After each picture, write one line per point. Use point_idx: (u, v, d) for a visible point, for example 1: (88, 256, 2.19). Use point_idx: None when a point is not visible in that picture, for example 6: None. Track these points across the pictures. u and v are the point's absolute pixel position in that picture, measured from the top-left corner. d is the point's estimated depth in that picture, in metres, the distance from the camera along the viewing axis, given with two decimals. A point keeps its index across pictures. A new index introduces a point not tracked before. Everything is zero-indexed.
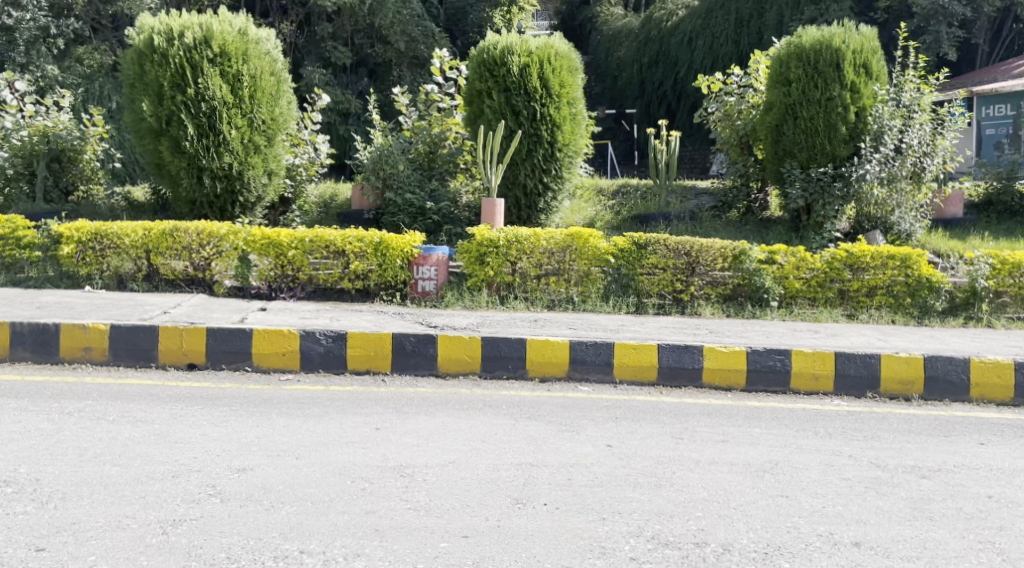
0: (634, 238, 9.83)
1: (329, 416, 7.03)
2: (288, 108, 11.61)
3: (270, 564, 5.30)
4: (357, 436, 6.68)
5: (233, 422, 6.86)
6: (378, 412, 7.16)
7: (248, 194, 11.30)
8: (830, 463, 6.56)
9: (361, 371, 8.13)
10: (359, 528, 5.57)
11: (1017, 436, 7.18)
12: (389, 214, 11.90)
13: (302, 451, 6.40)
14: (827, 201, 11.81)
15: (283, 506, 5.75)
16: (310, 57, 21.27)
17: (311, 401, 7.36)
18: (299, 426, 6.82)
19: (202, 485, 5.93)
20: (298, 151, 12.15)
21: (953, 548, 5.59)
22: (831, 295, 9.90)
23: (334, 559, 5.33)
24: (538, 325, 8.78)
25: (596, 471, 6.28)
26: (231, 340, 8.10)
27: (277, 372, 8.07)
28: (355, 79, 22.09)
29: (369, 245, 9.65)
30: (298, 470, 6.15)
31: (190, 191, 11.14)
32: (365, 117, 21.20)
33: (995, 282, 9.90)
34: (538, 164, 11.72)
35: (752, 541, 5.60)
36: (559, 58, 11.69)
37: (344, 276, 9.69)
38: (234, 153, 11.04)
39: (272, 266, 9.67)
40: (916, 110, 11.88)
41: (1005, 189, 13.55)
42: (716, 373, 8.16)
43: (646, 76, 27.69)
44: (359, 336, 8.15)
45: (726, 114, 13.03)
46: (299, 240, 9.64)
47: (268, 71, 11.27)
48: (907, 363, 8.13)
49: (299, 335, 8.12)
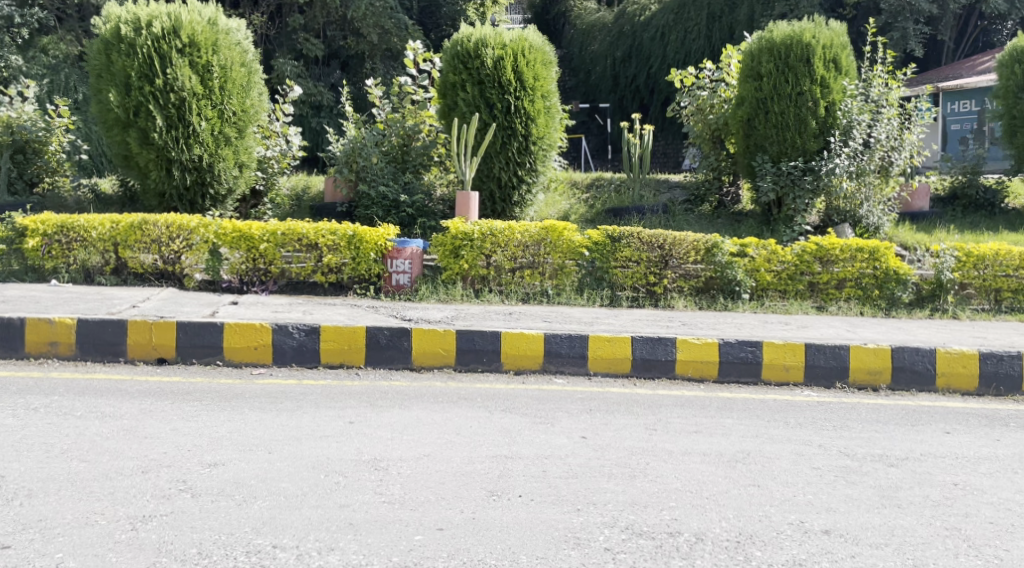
0: (608, 232, 9.94)
1: (302, 410, 7.09)
2: (259, 99, 11.64)
3: (242, 559, 5.35)
4: (331, 430, 6.73)
5: (204, 416, 6.90)
6: (352, 406, 7.22)
7: (218, 186, 11.27)
8: (800, 452, 6.68)
9: (335, 365, 8.18)
10: (333, 522, 5.63)
11: (982, 425, 7.32)
12: (362, 207, 11.94)
13: (274, 445, 6.46)
14: (798, 194, 11.94)
15: (257, 501, 5.80)
16: (281, 48, 21.28)
17: (283, 395, 7.42)
18: (271, 420, 6.88)
19: (172, 481, 5.98)
20: (270, 143, 12.17)
21: (920, 535, 5.71)
22: (801, 287, 10.04)
23: (308, 554, 5.39)
24: (513, 318, 8.87)
25: (570, 463, 6.37)
26: (202, 334, 8.13)
27: (248, 366, 8.12)
28: (328, 72, 22.07)
29: (343, 238, 9.69)
30: (272, 464, 6.21)
31: (159, 182, 11.13)
32: (336, 109, 21.22)
33: (959, 274, 10.10)
34: (513, 156, 11.79)
35: (724, 530, 5.70)
36: (534, 51, 11.76)
37: (317, 270, 9.73)
38: (204, 145, 11.03)
39: (243, 260, 9.69)
40: (885, 105, 12.02)
41: (970, 182, 13.72)
42: (689, 364, 8.26)
43: (619, 71, 27.91)
44: (333, 329, 8.20)
45: (698, 108, 13.06)
46: (271, 233, 9.66)
47: (239, 61, 11.29)
48: (876, 354, 8.27)
49: (272, 329, 8.17)
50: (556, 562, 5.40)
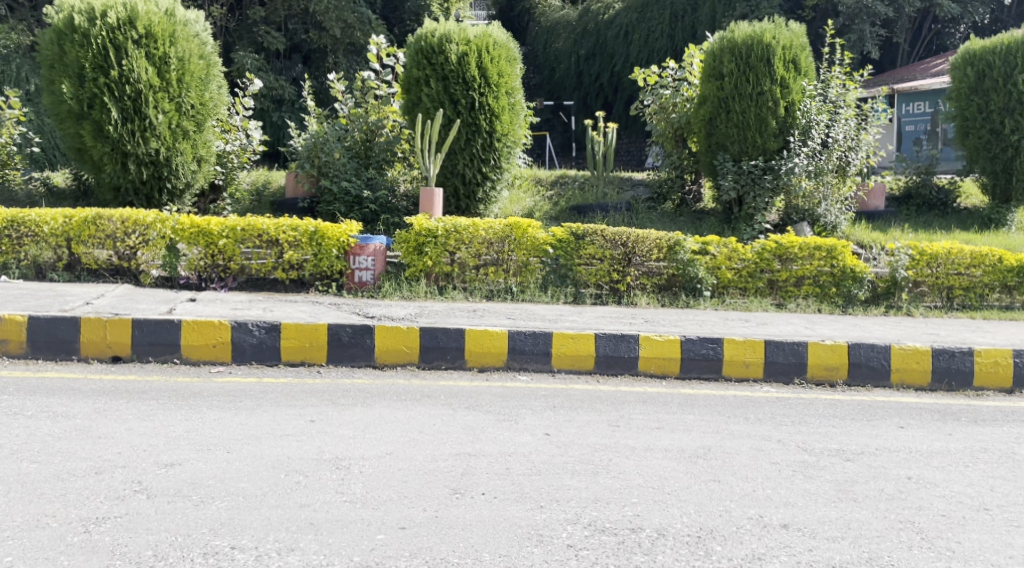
0: (572, 229, 10.03)
1: (262, 409, 7.13)
2: (219, 92, 11.64)
3: (200, 560, 5.39)
4: (291, 429, 6.78)
5: (161, 416, 6.93)
6: (313, 405, 7.26)
7: (176, 180, 11.27)
8: (760, 447, 6.80)
9: (295, 362, 8.21)
10: (294, 522, 5.69)
11: (936, 420, 7.48)
12: (325, 202, 11.99)
13: (232, 445, 6.49)
14: (758, 193, 12.12)
15: (214, 501, 5.84)
16: (242, 40, 21.24)
17: (243, 393, 7.45)
18: (230, 419, 6.91)
19: (127, 481, 6.00)
20: (229, 137, 12.17)
21: (875, 528, 5.84)
22: (761, 285, 10.19)
23: (267, 554, 5.44)
24: (476, 315, 8.94)
25: (533, 460, 6.45)
26: (158, 332, 8.14)
27: (206, 364, 8.14)
28: (290, 65, 22.03)
29: (304, 234, 9.73)
30: (230, 464, 6.24)
31: (114, 177, 11.11)
32: (297, 103, 21.20)
33: (913, 272, 10.31)
34: (477, 153, 11.85)
35: (685, 525, 5.80)
36: (498, 47, 11.83)
37: (277, 266, 9.74)
38: (161, 139, 11.01)
39: (201, 256, 9.71)
40: (842, 105, 12.18)
41: (924, 182, 14.03)
42: (651, 361, 8.38)
43: (582, 69, 28.09)
44: (294, 327, 8.23)
45: (661, 107, 13.18)
46: (230, 228, 9.68)
47: (197, 54, 11.27)
48: (832, 350, 8.42)
49: (230, 327, 8.19)
50: (518, 560, 5.47)
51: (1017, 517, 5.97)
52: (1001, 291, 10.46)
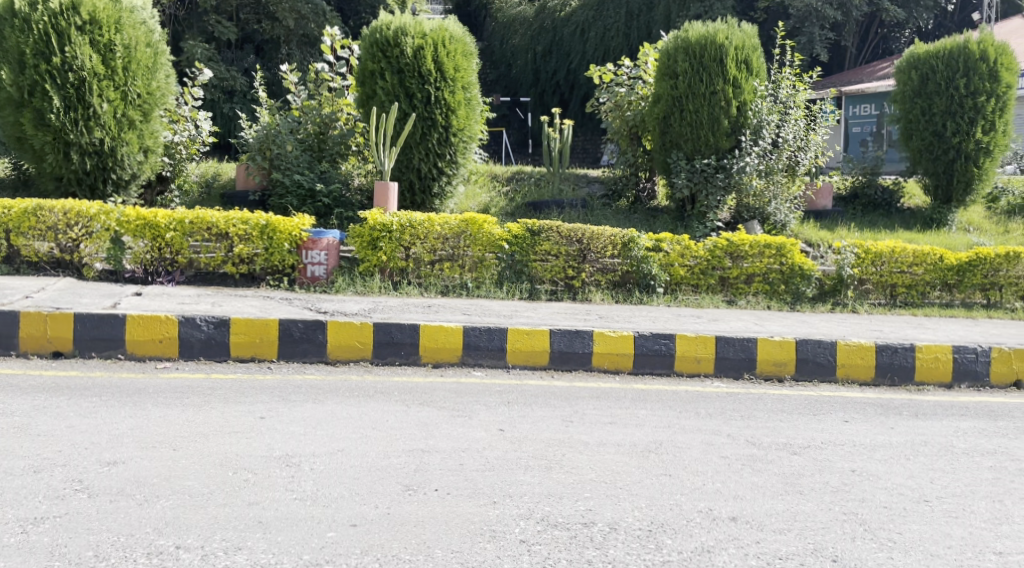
0: (528, 225, 10.13)
1: (210, 405, 7.17)
2: (166, 82, 11.58)
3: (144, 560, 5.41)
4: (240, 426, 6.83)
5: (103, 413, 6.94)
6: (263, 401, 7.31)
7: (121, 171, 11.22)
8: (710, 442, 6.94)
9: (245, 358, 8.25)
10: (242, 521, 5.72)
11: (880, 414, 7.66)
12: (277, 196, 11.99)
13: (179, 442, 6.53)
14: (710, 192, 12.28)
15: (159, 500, 5.87)
16: (191, 29, 21.14)
17: (190, 390, 7.48)
18: (176, 416, 6.94)
19: (67, 480, 6.02)
20: (178, 128, 12.15)
21: (820, 519, 5.98)
22: (713, 282, 10.37)
23: (213, 554, 5.46)
24: (431, 311, 9.02)
25: (485, 456, 6.55)
26: (101, 327, 8.13)
27: (152, 360, 8.15)
28: (241, 56, 22.00)
29: (255, 228, 9.75)
30: (176, 462, 6.28)
31: (56, 165, 11.03)
32: (249, 94, 21.15)
33: (858, 270, 10.56)
34: (432, 148, 11.93)
35: (636, 519, 5.91)
36: (454, 41, 11.93)
37: (226, 260, 9.78)
38: (105, 129, 10.96)
39: (147, 249, 9.71)
40: (792, 106, 12.50)
41: (870, 183, 14.29)
42: (604, 357, 8.52)
43: (539, 66, 28.21)
44: (244, 323, 8.27)
45: (617, 105, 13.31)
46: (177, 222, 9.67)
47: (144, 42, 11.22)
48: (781, 346, 8.59)
49: (177, 322, 8.20)
50: (469, 555, 5.55)
51: (956, 507, 6.14)
52: (941, 289, 10.78)
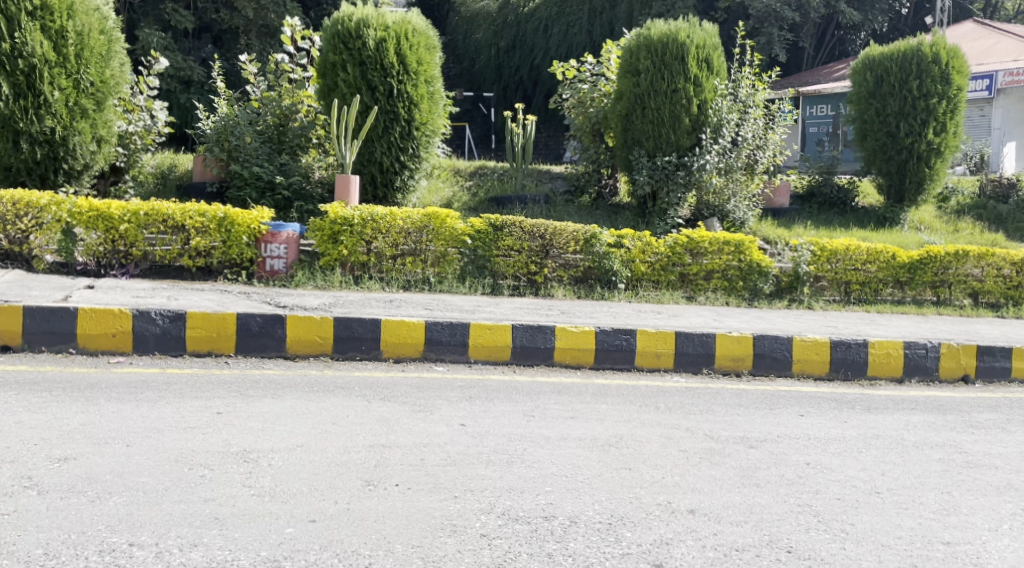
0: (490, 220, 10.21)
1: (164, 401, 7.19)
2: (121, 69, 11.43)
3: (96, 558, 5.44)
4: (197, 421, 6.87)
5: (54, 408, 6.96)
6: (220, 396, 7.35)
7: (73, 160, 11.07)
8: (669, 436, 7.06)
9: (201, 353, 8.26)
10: (197, 518, 5.76)
11: (834, 408, 7.82)
12: (235, 188, 12.00)
13: (132, 438, 6.56)
14: (671, 188, 12.41)
15: (111, 497, 5.90)
16: (147, 17, 21.01)
17: (144, 385, 7.51)
18: (130, 412, 6.97)
19: (17, 477, 6.03)
20: (132, 118, 12.11)
21: (776, 511, 6.11)
22: (673, 278, 10.52)
23: (168, 551, 5.50)
24: (393, 305, 9.09)
25: (447, 451, 6.63)
26: (52, 321, 8.10)
27: (105, 354, 8.13)
28: (198, 46, 21.92)
29: (213, 220, 9.76)
30: (129, 458, 6.31)
31: (5, 155, 10.80)
32: (206, 84, 21.07)
33: (814, 267, 10.79)
34: (395, 141, 11.96)
35: (596, 512, 6.01)
36: (417, 34, 11.99)
37: (183, 253, 9.77)
38: (57, 117, 10.80)
39: (100, 241, 9.66)
40: (751, 106, 12.67)
41: (826, 181, 14.48)
42: (567, 352, 8.61)
43: (502, 61, 28.31)
44: (200, 317, 8.26)
45: (579, 101, 13.42)
46: (132, 214, 9.66)
47: (98, 29, 11.07)
48: (738, 341, 8.75)
49: (131, 316, 8.19)
50: (429, 550, 5.63)
51: (907, 499, 6.30)
52: (894, 286, 11.01)
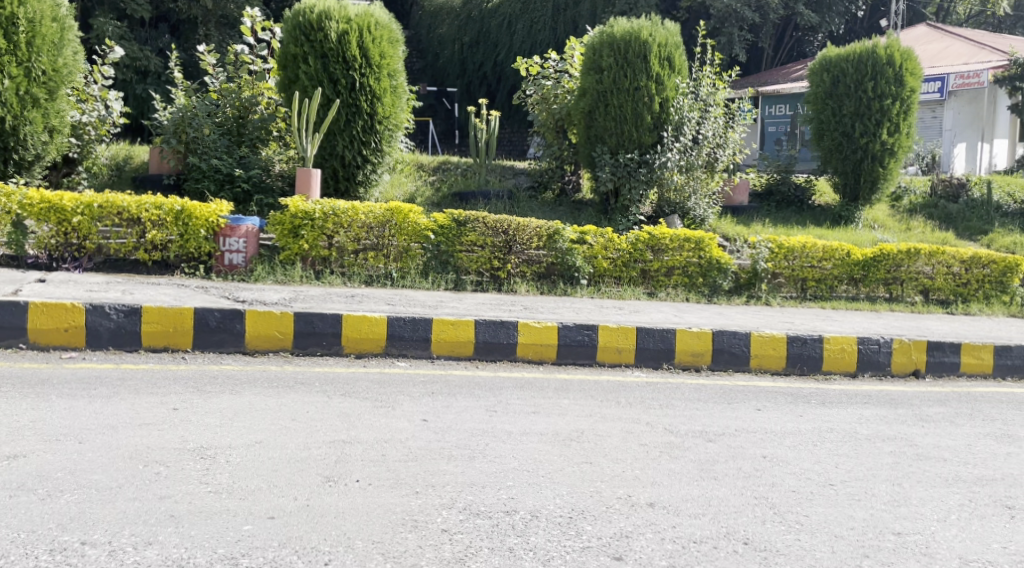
0: (454, 216, 10.28)
1: (118, 397, 7.21)
2: (73, 58, 11.39)
3: (47, 557, 5.42)
4: (153, 417, 6.90)
5: (6, 404, 6.96)
6: (177, 392, 7.38)
7: (24, 151, 11.01)
8: (629, 430, 7.17)
9: (157, 348, 8.27)
10: (152, 515, 5.77)
11: (791, 402, 7.96)
12: (193, 179, 12.02)
13: (84, 435, 6.58)
14: (633, 185, 12.50)
15: (63, 495, 5.90)
16: (103, 7, 20.86)
17: (98, 380, 7.52)
18: (83, 408, 6.98)
19: None
20: (86, 107, 12.07)
21: (733, 504, 6.23)
22: (634, 275, 10.63)
23: (121, 549, 5.50)
24: (355, 300, 9.14)
25: (408, 446, 6.70)
26: (2, 314, 8.07)
27: (57, 349, 8.12)
28: (155, 36, 21.80)
29: (169, 213, 9.75)
30: (82, 455, 6.32)
31: None
32: (162, 75, 20.95)
33: (772, 265, 10.97)
34: (357, 135, 12.00)
35: (558, 506, 6.10)
36: (379, 28, 12.02)
37: (139, 247, 9.76)
38: (6, 106, 10.72)
39: (52, 234, 9.63)
40: (712, 104, 12.76)
41: (784, 180, 14.65)
42: (529, 347, 8.70)
43: (465, 56, 28.36)
44: (155, 312, 8.27)
45: (543, 97, 13.50)
46: (85, 206, 9.60)
47: (49, 16, 10.98)
48: (698, 337, 8.88)
49: (85, 311, 8.17)
50: (390, 545, 5.67)
51: (859, 490, 6.44)
52: (848, 283, 11.22)
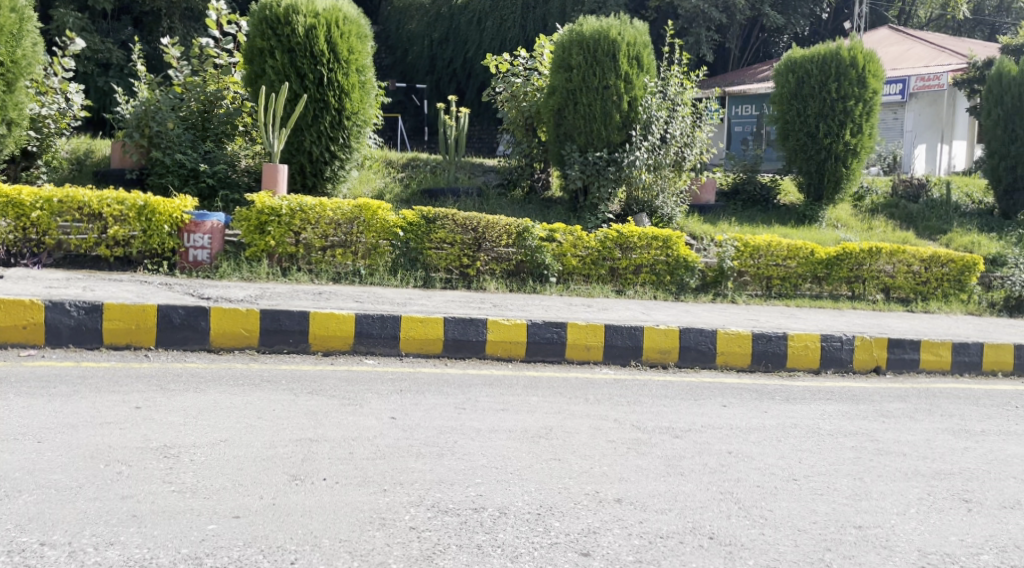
0: (423, 213, 10.32)
1: (78, 395, 7.20)
2: (32, 49, 11.34)
3: (6, 558, 5.43)
4: (114, 416, 6.91)
5: None
6: (139, 390, 7.38)
7: None
8: (597, 426, 7.25)
9: (119, 345, 8.26)
10: (114, 515, 5.79)
11: (756, 399, 8.07)
12: (156, 174, 11.94)
13: (44, 434, 6.58)
14: (602, 183, 12.58)
15: (22, 495, 5.91)
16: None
17: (58, 377, 7.52)
18: (43, 406, 6.98)
19: None
20: (45, 100, 12.05)
21: (699, 499, 6.31)
22: (603, 272, 10.71)
23: (81, 550, 5.51)
24: (322, 297, 9.16)
25: (376, 444, 6.75)
26: None
27: (16, 347, 8.08)
28: (117, 28, 21.66)
29: (132, 209, 9.74)
30: (41, 455, 6.32)
31: None
32: (125, 67, 20.83)
33: (738, 263, 11.07)
34: (325, 131, 12.01)
35: (526, 503, 6.17)
36: (348, 23, 12.06)
37: (100, 242, 9.76)
38: None
39: (10, 229, 9.58)
40: (679, 104, 12.88)
41: (749, 179, 14.78)
42: (498, 344, 8.77)
43: (434, 52, 28.37)
44: (117, 309, 8.26)
45: (513, 95, 13.55)
46: (44, 200, 9.63)
47: (8, 7, 10.88)
48: (666, 334, 8.97)
49: (44, 307, 8.13)
50: (357, 543, 5.72)
51: (822, 485, 6.54)
52: (812, 282, 11.36)
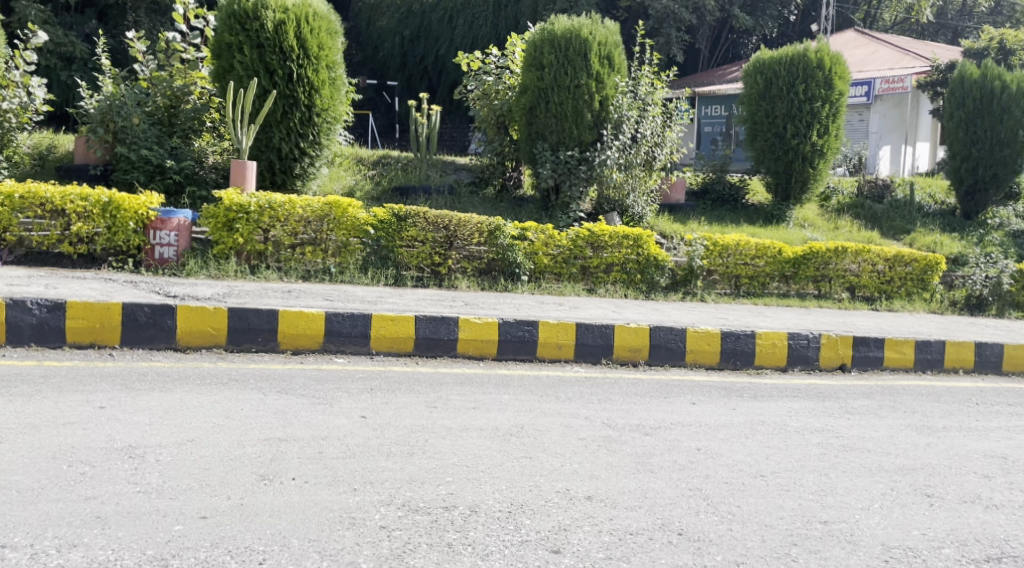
0: (394, 211, 10.33)
1: (42, 395, 7.19)
2: None
3: None
4: (78, 416, 6.90)
5: None
6: (104, 390, 7.38)
7: None
8: (568, 424, 7.30)
9: (82, 343, 8.25)
10: (78, 516, 5.80)
11: (725, 396, 8.15)
12: (121, 170, 11.90)
13: (6, 435, 6.57)
14: (573, 182, 12.66)
15: None
16: None
17: (20, 377, 7.50)
18: (6, 406, 6.96)
19: None
20: (8, 94, 11.88)
21: (668, 496, 6.38)
22: (574, 271, 10.78)
23: (45, 552, 5.52)
24: (292, 296, 9.18)
25: (346, 443, 6.77)
26: None
27: None
28: (82, 20, 21.49)
29: (95, 205, 9.72)
30: (4, 456, 6.31)
31: None
32: (90, 61, 20.68)
33: (707, 262, 11.16)
34: (294, 127, 12.02)
35: (496, 501, 6.21)
36: (317, 18, 12.06)
37: (63, 239, 9.73)
38: None
39: None
40: (650, 103, 12.96)
41: (718, 179, 14.93)
42: (469, 343, 8.82)
43: (406, 49, 28.35)
44: (80, 307, 8.24)
45: (484, 93, 13.59)
46: (7, 196, 9.60)
47: None
48: (635, 332, 9.05)
49: (6, 305, 8.11)
50: (327, 543, 5.75)
51: (788, 481, 6.63)
52: (779, 281, 11.49)
